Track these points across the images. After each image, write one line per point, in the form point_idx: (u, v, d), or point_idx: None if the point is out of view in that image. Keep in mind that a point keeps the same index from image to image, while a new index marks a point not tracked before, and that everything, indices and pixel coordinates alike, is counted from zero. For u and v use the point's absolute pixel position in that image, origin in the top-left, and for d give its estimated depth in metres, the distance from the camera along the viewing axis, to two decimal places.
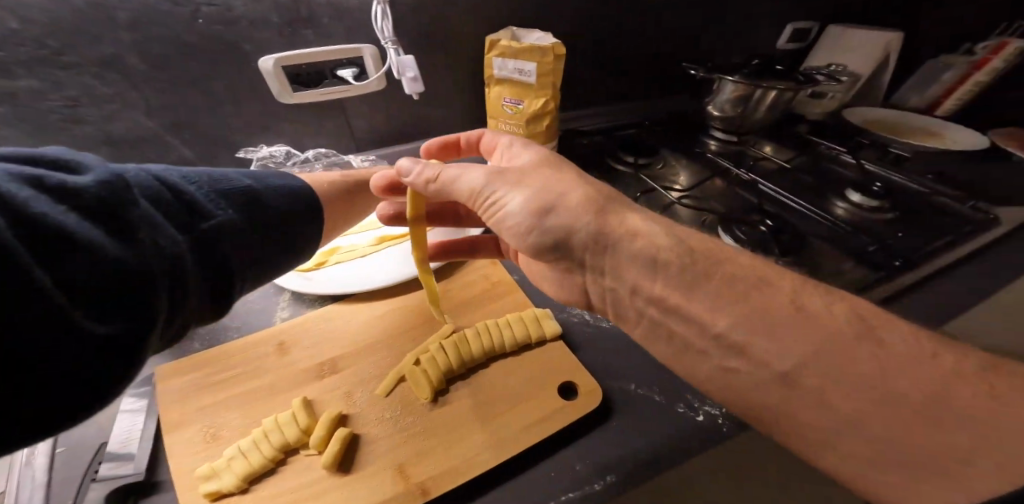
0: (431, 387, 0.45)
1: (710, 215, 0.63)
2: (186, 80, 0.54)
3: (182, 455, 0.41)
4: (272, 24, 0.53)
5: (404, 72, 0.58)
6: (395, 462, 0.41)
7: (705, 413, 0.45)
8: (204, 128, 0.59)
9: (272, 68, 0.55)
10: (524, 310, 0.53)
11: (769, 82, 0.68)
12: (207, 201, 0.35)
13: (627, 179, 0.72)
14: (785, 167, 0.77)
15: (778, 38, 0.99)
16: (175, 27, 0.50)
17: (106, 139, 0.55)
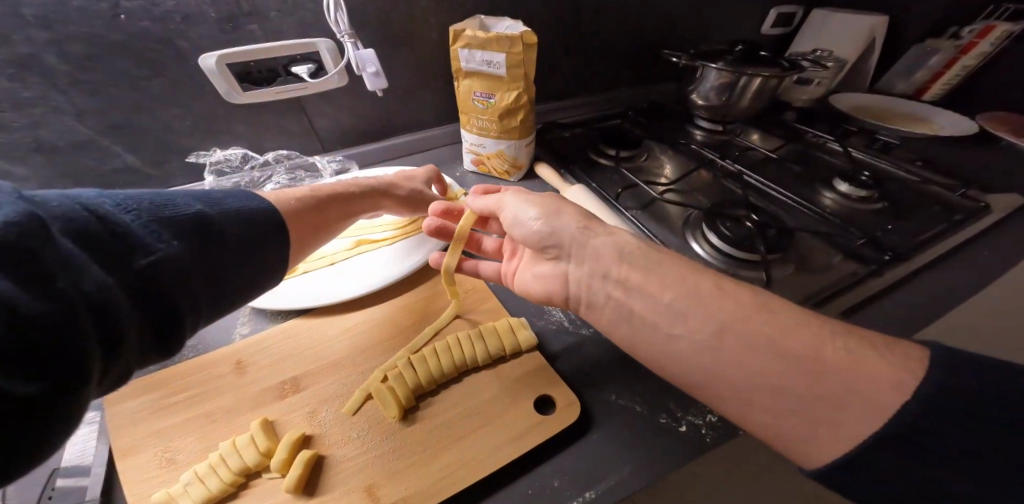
0: (400, 404, 0.42)
1: (695, 211, 0.61)
2: (124, 81, 0.50)
3: (134, 484, 0.38)
4: (211, 18, 0.49)
5: (364, 67, 0.55)
6: (365, 484, 0.39)
7: (688, 423, 0.42)
8: (149, 131, 0.55)
9: (215, 67, 0.52)
10: (499, 319, 0.50)
11: (754, 68, 0.65)
12: (146, 232, 0.30)
13: (608, 174, 0.69)
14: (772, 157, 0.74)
15: (763, 24, 0.97)
16: (103, 24, 0.46)
17: (37, 146, 0.51)
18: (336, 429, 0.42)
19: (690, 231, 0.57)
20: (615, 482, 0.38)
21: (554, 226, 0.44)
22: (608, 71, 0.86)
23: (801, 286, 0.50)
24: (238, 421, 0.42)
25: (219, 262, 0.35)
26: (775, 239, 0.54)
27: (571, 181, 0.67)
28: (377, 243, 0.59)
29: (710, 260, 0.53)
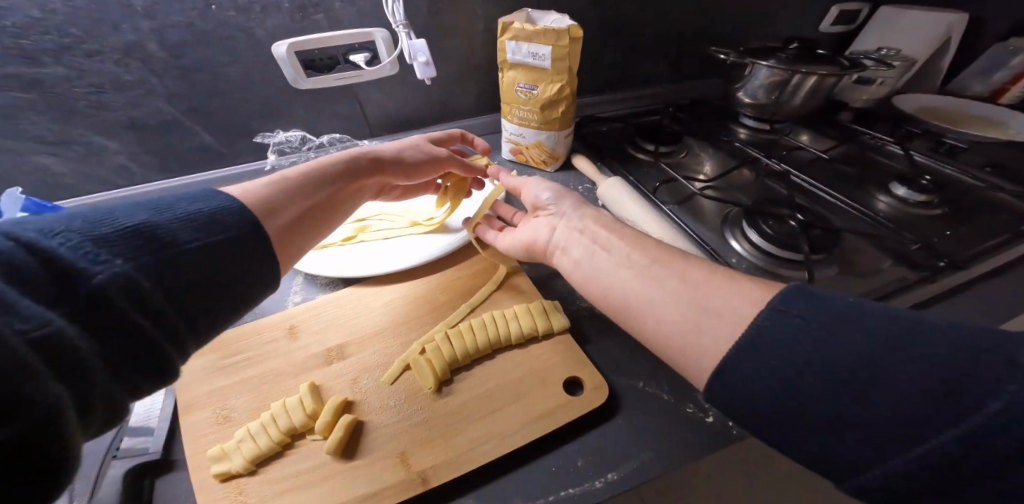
0: (435, 377, 0.44)
1: (734, 208, 0.60)
2: (204, 67, 0.55)
3: (195, 437, 0.42)
4: (284, 9, 0.53)
5: (415, 57, 0.58)
6: (397, 451, 0.41)
7: (715, 414, 0.43)
8: (223, 113, 0.60)
9: (285, 54, 0.56)
10: (532, 301, 0.51)
11: (809, 66, 0.63)
12: (96, 255, 0.27)
13: (646, 169, 0.69)
14: (822, 157, 0.71)
15: (823, 20, 0.92)
16: (191, 14, 0.51)
17: (131, 124, 0.57)
18: (375, 397, 0.45)
19: (728, 228, 0.57)
20: (638, 466, 0.39)
21: (555, 193, 0.53)
22: (651, 65, 0.85)
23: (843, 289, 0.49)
24: (287, 383, 0.46)
25: (202, 273, 0.32)
26: (819, 240, 0.53)
27: (607, 173, 0.67)
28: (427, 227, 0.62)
29: (748, 259, 0.53)
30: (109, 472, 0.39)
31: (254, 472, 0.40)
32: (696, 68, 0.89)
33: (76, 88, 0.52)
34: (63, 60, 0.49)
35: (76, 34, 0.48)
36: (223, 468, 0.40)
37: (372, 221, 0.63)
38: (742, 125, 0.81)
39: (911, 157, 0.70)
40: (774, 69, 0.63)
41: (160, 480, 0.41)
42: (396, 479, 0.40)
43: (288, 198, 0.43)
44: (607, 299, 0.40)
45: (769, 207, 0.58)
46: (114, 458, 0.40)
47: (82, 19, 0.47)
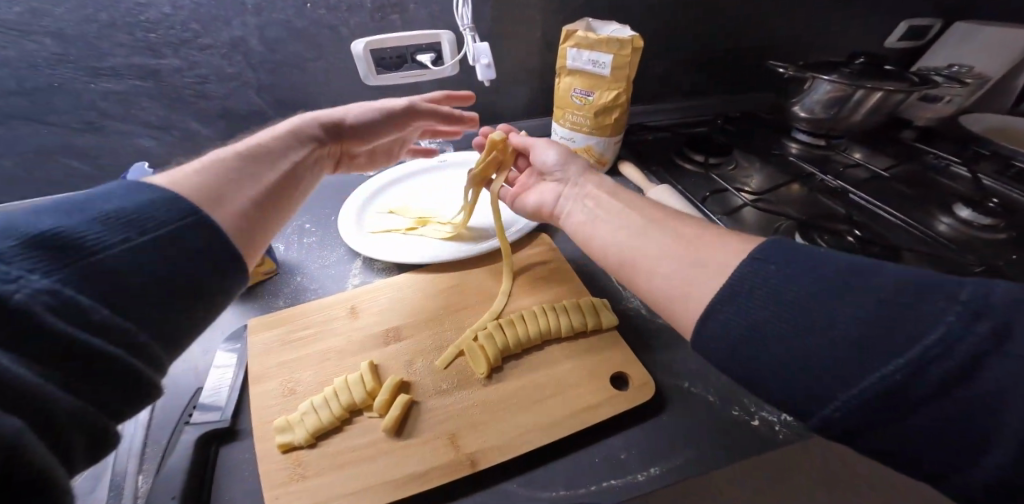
0: (487, 363, 0.46)
1: (786, 221, 0.60)
2: (289, 62, 0.60)
3: (262, 407, 0.45)
4: (366, 9, 0.57)
5: (478, 59, 0.60)
6: (447, 432, 0.43)
7: (761, 418, 0.43)
8: (300, 106, 0.65)
9: (362, 52, 0.60)
10: (581, 298, 0.53)
11: (874, 82, 0.62)
12: (5, 266, 0.21)
13: (695, 178, 0.70)
14: (879, 175, 0.71)
15: (890, 36, 0.91)
16: (284, 12, 0.55)
17: (223, 113, 0.63)
18: (428, 379, 0.47)
19: None
20: (683, 463, 0.40)
21: (563, 157, 0.53)
22: (703, 76, 0.85)
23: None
24: (347, 362, 0.48)
25: (148, 273, 0.26)
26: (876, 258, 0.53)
27: (655, 181, 0.68)
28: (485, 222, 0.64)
29: None
30: (184, 437, 0.41)
31: (314, 445, 0.43)
32: (745, 79, 0.89)
33: (185, 79, 0.58)
34: (181, 53, 0.56)
35: (186, 29, 0.54)
36: (286, 439, 0.42)
37: (436, 213, 0.66)
38: (793, 140, 0.80)
39: (977, 179, 0.68)
40: (835, 84, 0.63)
41: (227, 447, 0.44)
42: (446, 459, 0.41)
43: (251, 163, 0.40)
44: (605, 258, 0.41)
45: (824, 222, 0.59)
46: (188, 424, 0.43)
47: (199, 16, 0.54)
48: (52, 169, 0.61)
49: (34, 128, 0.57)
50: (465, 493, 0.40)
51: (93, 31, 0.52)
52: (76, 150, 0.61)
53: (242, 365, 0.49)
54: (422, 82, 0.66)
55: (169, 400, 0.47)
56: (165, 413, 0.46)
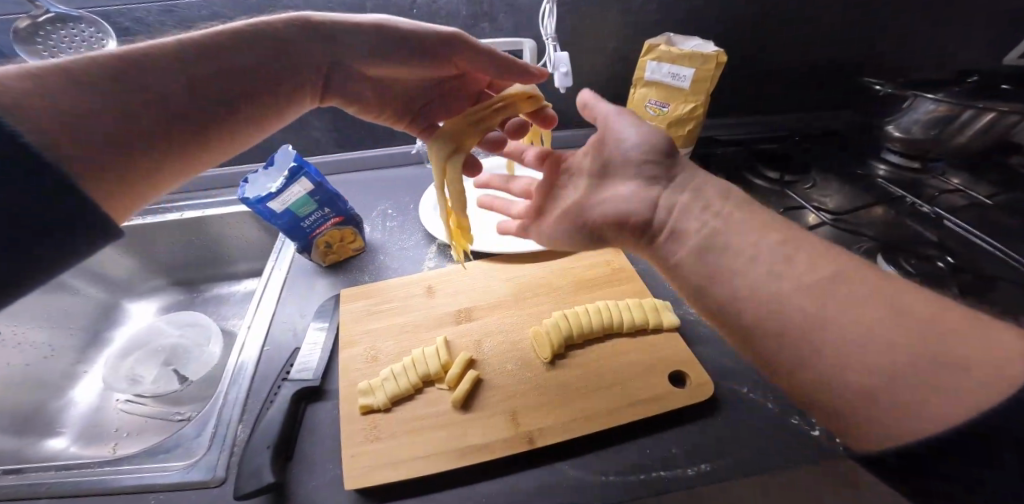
0: (551, 349, 0.50)
1: (869, 243, 0.59)
2: None
3: (349, 369, 0.51)
4: (462, 16, 0.65)
5: (557, 68, 0.63)
6: (509, 410, 0.46)
7: (822, 428, 0.42)
8: None
9: None
10: (643, 298, 0.55)
11: (986, 102, 0.59)
12: None
13: (766, 194, 0.71)
14: (981, 203, 0.67)
15: (1010, 52, 0.85)
16: (393, 18, 0.64)
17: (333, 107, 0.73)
18: (495, 359, 0.51)
19: None
20: (737, 462, 0.41)
21: (643, 134, 0.46)
22: (775, 88, 0.85)
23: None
24: (423, 333, 0.54)
25: None
26: (967, 286, 0.51)
27: None
28: None
29: None
30: (282, 390, 0.48)
31: (389, 409, 0.47)
32: (822, 95, 0.87)
33: None
34: None
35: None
36: (367, 402, 0.47)
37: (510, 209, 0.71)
38: (882, 160, 0.78)
39: None
40: (941, 102, 0.61)
41: (315, 404, 0.49)
42: (508, 434, 0.44)
43: (140, 92, 0.38)
44: (771, 324, 0.32)
45: (913, 246, 0.58)
46: (286, 380, 0.50)
47: (330, 18, 0.63)
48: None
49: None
50: (523, 467, 0.43)
51: None
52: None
53: (333, 332, 0.56)
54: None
55: (269, 358, 0.54)
56: (267, 369, 0.53)
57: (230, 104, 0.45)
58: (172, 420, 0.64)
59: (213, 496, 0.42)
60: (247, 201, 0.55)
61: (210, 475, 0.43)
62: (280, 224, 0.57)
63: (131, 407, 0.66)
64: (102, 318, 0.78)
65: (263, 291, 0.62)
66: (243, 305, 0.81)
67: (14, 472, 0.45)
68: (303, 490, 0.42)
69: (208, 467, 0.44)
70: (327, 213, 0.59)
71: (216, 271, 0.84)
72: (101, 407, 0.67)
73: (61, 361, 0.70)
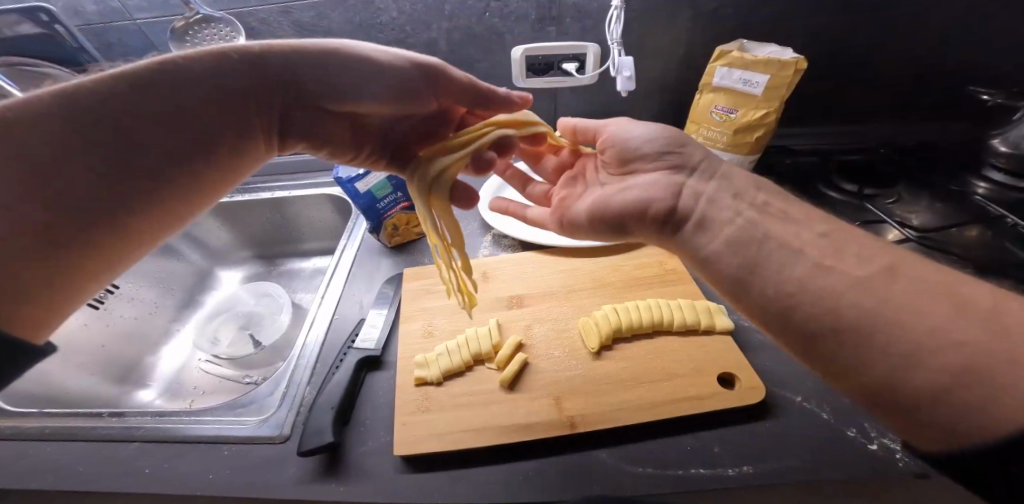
0: (599, 339, 0.51)
1: (954, 263, 0.56)
2: (464, 61, 0.74)
3: (406, 342, 0.56)
4: (531, 18, 0.68)
5: (620, 71, 0.65)
6: (554, 395, 0.48)
7: (881, 444, 0.41)
8: None
9: (519, 56, 0.69)
10: (696, 300, 0.55)
11: None
12: None
13: (839, 207, 0.67)
14: None
15: None
16: (467, 21, 0.69)
17: None
18: (543, 345, 0.53)
19: None
20: (780, 468, 0.40)
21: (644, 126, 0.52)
22: (857, 95, 0.80)
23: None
24: (476, 315, 0.58)
25: None
26: None
27: None
28: None
29: None
30: (350, 355, 0.54)
31: (441, 383, 0.51)
32: (913, 103, 0.80)
33: None
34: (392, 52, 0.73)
35: (397, 33, 0.70)
36: (422, 374, 0.51)
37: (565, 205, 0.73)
38: (983, 178, 0.70)
39: None
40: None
41: (375, 371, 0.54)
42: (552, 417, 0.46)
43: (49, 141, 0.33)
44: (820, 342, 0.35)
45: (1007, 270, 0.55)
46: (352, 347, 0.55)
47: (412, 21, 0.69)
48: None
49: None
50: (562, 450, 0.44)
51: (348, 33, 0.71)
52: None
53: (395, 308, 0.61)
54: (566, 86, 0.75)
55: (337, 327, 0.61)
56: (335, 337, 0.59)
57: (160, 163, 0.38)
58: (243, 382, 0.72)
59: (278, 450, 0.47)
60: (338, 179, 0.61)
61: (277, 432, 0.48)
62: (360, 204, 0.63)
63: (212, 366, 0.75)
64: (199, 282, 0.89)
65: (335, 268, 0.69)
66: (312, 280, 0.90)
67: (117, 416, 0.53)
68: (356, 452, 0.46)
69: (276, 424, 0.49)
70: (398, 197, 0.65)
71: (292, 247, 0.93)
72: (187, 366, 0.76)
73: (162, 317, 0.80)
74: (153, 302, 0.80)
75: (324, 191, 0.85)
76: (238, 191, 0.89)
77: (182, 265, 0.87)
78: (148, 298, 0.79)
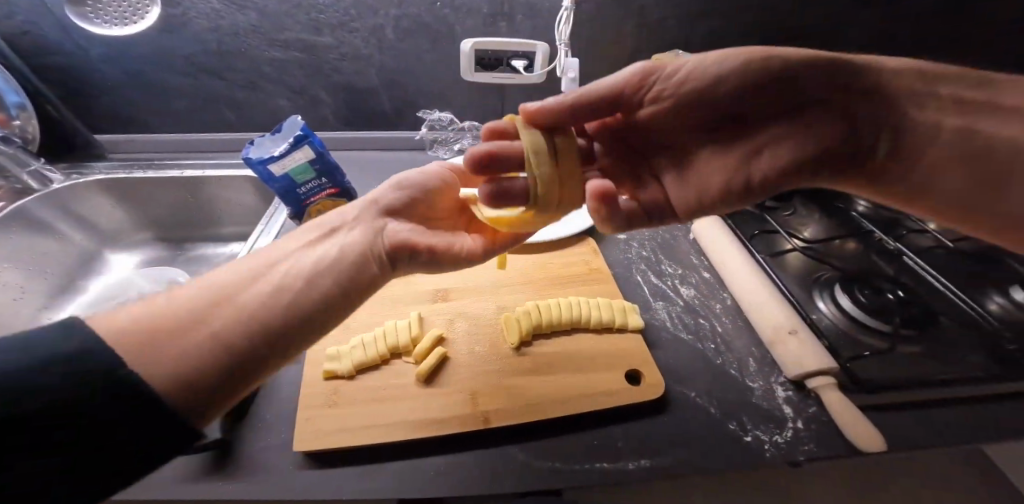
0: (519, 335, 0.52)
1: (830, 272, 0.65)
2: (410, 51, 0.71)
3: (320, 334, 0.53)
4: (483, 14, 0.67)
5: (566, 72, 0.67)
6: (469, 389, 0.47)
7: (754, 436, 0.46)
8: (407, 88, 0.77)
9: (468, 50, 0.70)
10: (614, 299, 0.57)
11: None
12: None
13: (746, 218, 0.74)
14: (947, 247, 0.72)
15: None
16: (417, 9, 0.67)
17: (346, 86, 0.75)
18: (463, 339, 0.53)
19: (820, 289, 0.62)
20: (674, 459, 0.44)
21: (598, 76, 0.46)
22: None
23: (911, 368, 0.53)
24: (399, 308, 0.56)
25: None
26: (912, 318, 0.59)
27: None
28: None
29: (832, 319, 0.59)
30: None
31: (353, 377, 0.48)
32: None
33: (331, 55, 0.71)
34: (336, 33, 0.69)
35: (340, 14, 0.66)
36: (331, 368, 0.48)
37: None
38: (863, 198, 0.81)
39: None
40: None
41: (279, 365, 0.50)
42: (464, 412, 0.45)
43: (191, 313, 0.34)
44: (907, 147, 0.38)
45: (870, 278, 0.64)
46: None
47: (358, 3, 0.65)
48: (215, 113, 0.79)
49: (212, 79, 0.73)
50: (472, 446, 0.44)
51: (285, 8, 0.66)
52: (232, 101, 0.77)
53: None
54: (513, 86, 0.75)
55: None
56: None
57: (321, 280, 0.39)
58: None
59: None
60: (247, 159, 0.56)
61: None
62: (275, 187, 0.58)
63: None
64: (82, 266, 0.77)
65: (248, 253, 0.63)
66: (226, 267, 0.82)
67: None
68: (251, 448, 0.42)
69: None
70: (323, 182, 0.60)
71: (204, 230, 0.84)
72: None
73: (26, 304, 0.68)
74: (18, 284, 0.67)
75: (244, 172, 0.78)
76: (141, 167, 0.78)
77: (60, 244, 0.74)
78: (10, 279, 0.66)
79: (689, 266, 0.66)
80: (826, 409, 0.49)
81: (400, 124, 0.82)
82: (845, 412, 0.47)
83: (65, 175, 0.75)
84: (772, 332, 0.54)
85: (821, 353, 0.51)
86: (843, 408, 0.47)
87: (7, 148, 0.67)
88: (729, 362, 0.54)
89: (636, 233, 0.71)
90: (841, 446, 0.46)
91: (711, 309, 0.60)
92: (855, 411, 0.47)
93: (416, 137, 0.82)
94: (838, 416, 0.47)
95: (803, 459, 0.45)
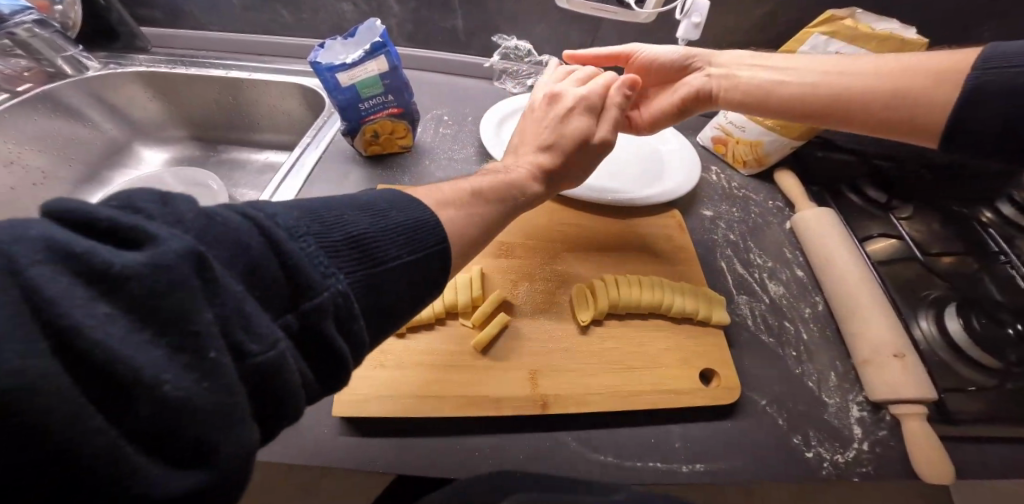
0: (592, 313, 0.46)
1: (941, 290, 0.58)
2: None
3: None
4: None
5: (690, 15, 0.58)
6: (530, 368, 0.43)
7: (815, 453, 0.42)
8: (487, 6, 0.66)
9: None
10: (697, 287, 0.51)
11: None
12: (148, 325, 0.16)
13: (849, 213, 0.66)
14: None
15: None
16: None
17: None
18: (527, 306, 0.48)
19: (925, 307, 0.56)
20: (729, 468, 0.40)
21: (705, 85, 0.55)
22: None
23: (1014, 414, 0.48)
24: None
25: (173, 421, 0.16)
26: None
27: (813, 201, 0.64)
28: (614, 179, 0.61)
29: (932, 340, 0.53)
30: None
31: (402, 335, 0.43)
32: None
33: None
34: None
35: None
36: None
37: None
38: (992, 210, 0.69)
39: None
40: None
41: None
42: (523, 392, 0.41)
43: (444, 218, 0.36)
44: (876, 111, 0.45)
45: (988, 305, 0.57)
46: None
47: None
48: (270, 10, 0.70)
49: None
50: (520, 428, 0.40)
51: None
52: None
53: None
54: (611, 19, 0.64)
55: None
56: None
57: (398, 315, 0.27)
58: None
59: None
60: (314, 63, 0.48)
61: None
62: (338, 99, 0.51)
63: None
64: (112, 157, 0.71)
65: (291, 169, 0.57)
66: (260, 177, 0.75)
67: None
68: None
69: None
70: (388, 101, 0.53)
71: (241, 134, 0.77)
72: None
73: (46, 192, 0.63)
74: (40, 170, 0.62)
75: (293, 79, 0.69)
76: (183, 62, 0.71)
77: (91, 135, 0.68)
78: (38, 166, 0.62)
79: (782, 260, 0.58)
80: (897, 435, 0.44)
81: (471, 46, 0.72)
82: (925, 445, 0.41)
83: (102, 64, 0.69)
84: (869, 351, 0.47)
85: (923, 382, 0.44)
86: (924, 441, 0.42)
87: (43, 31, 0.61)
88: (808, 373, 0.48)
89: (724, 212, 0.63)
90: (899, 470, 0.42)
91: (799, 313, 0.54)
92: (939, 445, 0.41)
93: (486, 64, 0.73)
94: (913, 447, 0.42)
95: (856, 482, 0.41)
